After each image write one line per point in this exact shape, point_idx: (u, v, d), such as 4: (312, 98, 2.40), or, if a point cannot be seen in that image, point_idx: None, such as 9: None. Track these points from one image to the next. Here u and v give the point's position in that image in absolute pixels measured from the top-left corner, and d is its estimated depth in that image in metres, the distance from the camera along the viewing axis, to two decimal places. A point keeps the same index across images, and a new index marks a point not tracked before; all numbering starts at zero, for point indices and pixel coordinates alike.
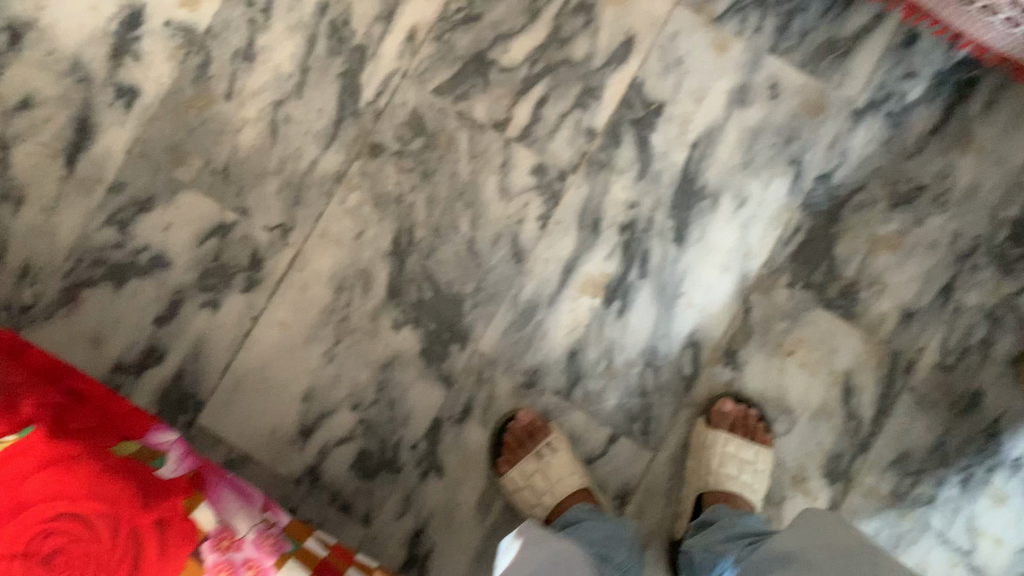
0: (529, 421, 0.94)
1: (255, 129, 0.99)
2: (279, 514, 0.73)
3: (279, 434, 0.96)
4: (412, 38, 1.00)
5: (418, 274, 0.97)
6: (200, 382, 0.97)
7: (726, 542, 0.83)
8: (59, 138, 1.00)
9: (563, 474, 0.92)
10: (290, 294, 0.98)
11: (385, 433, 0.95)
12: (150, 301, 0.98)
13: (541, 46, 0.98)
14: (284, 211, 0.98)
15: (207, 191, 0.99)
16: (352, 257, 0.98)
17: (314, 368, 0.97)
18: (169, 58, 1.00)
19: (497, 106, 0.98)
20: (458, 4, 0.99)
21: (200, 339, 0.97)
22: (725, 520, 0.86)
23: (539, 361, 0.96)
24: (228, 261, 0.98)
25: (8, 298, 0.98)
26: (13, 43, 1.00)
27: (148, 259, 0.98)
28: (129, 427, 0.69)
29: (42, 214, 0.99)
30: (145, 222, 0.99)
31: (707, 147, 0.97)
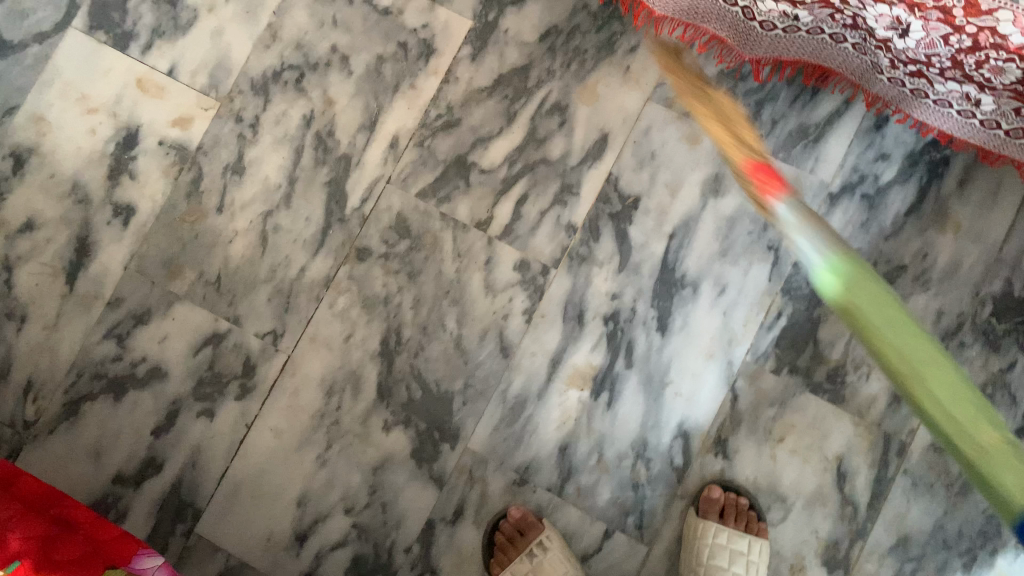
0: (520, 517, 0.94)
1: (245, 240, 1.03)
2: None
3: (275, 541, 0.97)
4: (395, 144, 1.03)
5: (407, 373, 0.99)
6: (196, 491, 0.98)
7: None
8: (59, 257, 1.04)
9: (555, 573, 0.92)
10: (283, 400, 0.99)
11: (379, 536, 0.96)
12: (148, 412, 1.00)
13: (518, 147, 1.01)
14: (275, 318, 1.01)
15: (201, 301, 1.02)
16: (342, 360, 1.00)
17: (307, 473, 0.98)
18: (163, 175, 1.05)
19: (479, 206, 1.01)
20: (437, 109, 1.03)
21: (197, 448, 0.99)
22: None
23: (530, 457, 0.96)
24: (222, 369, 1.00)
25: (13, 414, 1.01)
26: (17, 169, 1.05)
27: (145, 371, 1.01)
28: (114, 554, 0.72)
29: (44, 331, 1.03)
30: (142, 334, 1.02)
31: (685, 237, 0.98)
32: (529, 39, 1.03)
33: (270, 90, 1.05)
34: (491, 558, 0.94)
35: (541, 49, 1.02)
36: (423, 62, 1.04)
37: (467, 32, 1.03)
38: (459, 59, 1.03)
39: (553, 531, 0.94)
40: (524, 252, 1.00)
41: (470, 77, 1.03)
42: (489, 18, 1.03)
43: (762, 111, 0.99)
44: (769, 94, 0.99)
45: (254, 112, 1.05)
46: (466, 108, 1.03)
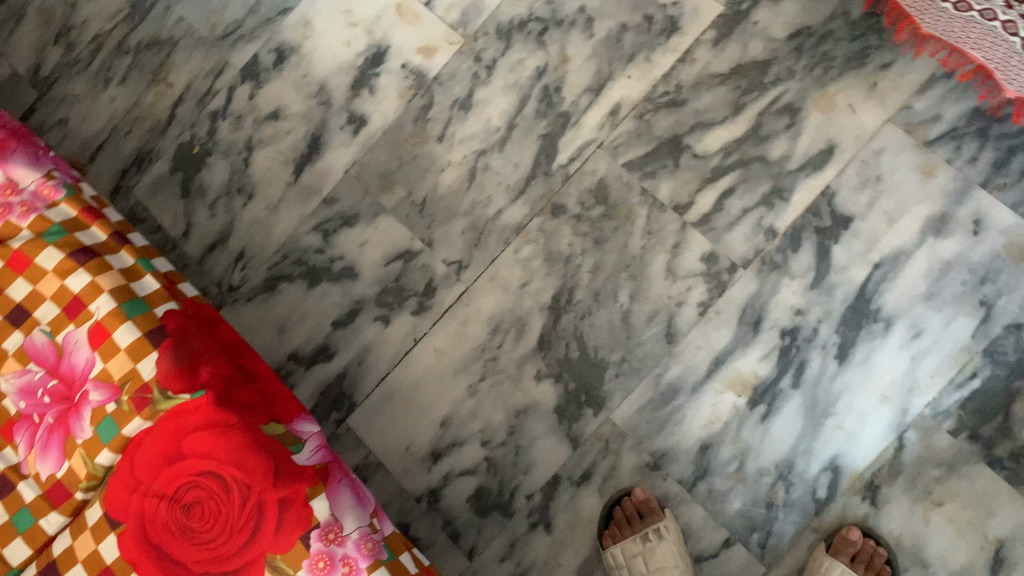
0: (643, 500, 0.94)
1: (456, 171, 1.08)
2: (385, 522, 0.75)
3: (412, 452, 1.03)
4: (615, 111, 1.05)
5: (571, 332, 1.01)
6: (356, 386, 1.06)
7: None
8: (293, 148, 1.15)
9: (663, 564, 0.92)
10: (452, 325, 1.05)
11: (505, 476, 0.99)
12: (334, 304, 1.09)
13: (737, 140, 1.00)
14: (464, 249, 1.06)
15: (403, 218, 1.09)
16: (514, 303, 1.03)
17: (456, 399, 1.03)
18: (399, 95, 1.12)
19: (681, 189, 1.01)
20: (665, 87, 1.03)
21: (366, 348, 1.07)
22: None
23: (669, 446, 0.96)
24: (407, 283, 1.07)
25: (222, 276, 1.13)
26: (278, 64, 1.17)
27: (340, 267, 1.09)
28: (281, 409, 0.77)
29: (265, 211, 1.14)
30: (346, 235, 1.10)
31: (890, 271, 0.93)
32: (777, 36, 1.01)
33: (513, 37, 1.09)
34: (605, 529, 0.95)
35: (787, 48, 1.01)
36: (663, 38, 1.04)
37: (715, 18, 1.03)
38: (701, 42, 1.03)
39: (672, 523, 0.93)
40: (717, 247, 0.98)
41: (707, 62, 1.03)
42: (741, 7, 1.03)
43: (1012, 160, 0.93)
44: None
45: (493, 54, 1.10)
46: (694, 92, 1.02)
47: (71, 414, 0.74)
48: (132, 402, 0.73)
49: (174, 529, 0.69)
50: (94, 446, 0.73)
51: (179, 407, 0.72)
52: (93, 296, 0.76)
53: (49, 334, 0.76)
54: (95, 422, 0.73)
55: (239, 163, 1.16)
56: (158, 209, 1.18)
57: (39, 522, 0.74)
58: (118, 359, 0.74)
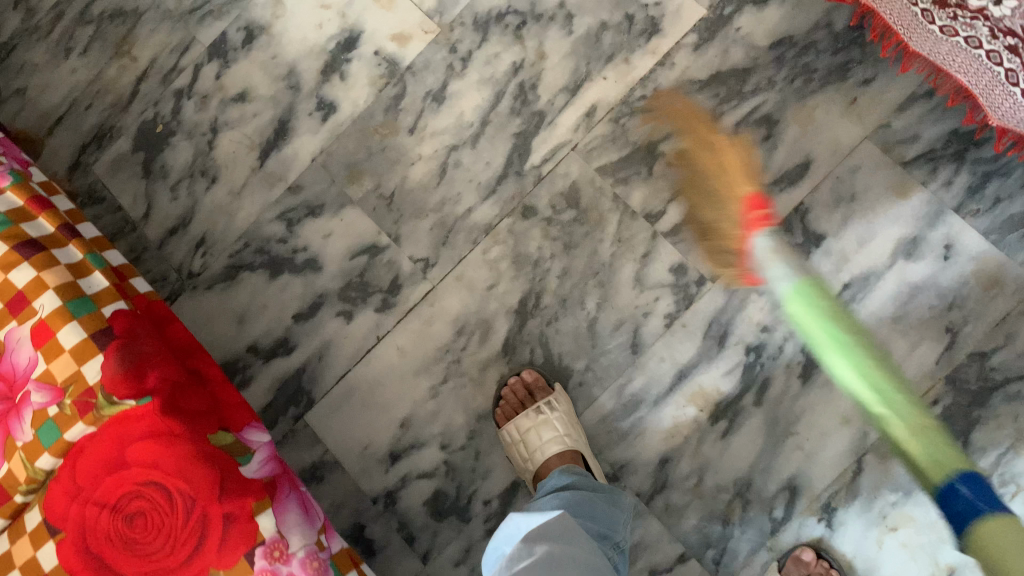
0: (532, 380, 0.97)
1: (426, 166, 1.05)
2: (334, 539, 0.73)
3: (370, 451, 1.01)
4: (591, 113, 1.02)
5: (536, 337, 0.99)
6: (316, 382, 1.04)
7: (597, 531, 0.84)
8: (259, 133, 1.11)
9: (555, 435, 0.94)
10: (415, 324, 1.03)
11: (464, 480, 0.99)
12: (295, 297, 1.06)
13: (713, 149, 0.98)
14: (431, 247, 1.04)
15: (370, 212, 1.06)
16: (479, 305, 1.01)
17: (416, 399, 1.01)
18: (370, 84, 1.09)
19: (654, 198, 0.99)
20: (643, 90, 1.01)
21: (327, 344, 1.05)
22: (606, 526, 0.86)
23: (628, 458, 0.95)
24: (371, 279, 1.05)
25: (182, 262, 1.10)
26: (247, 43, 1.13)
27: (303, 259, 1.07)
28: (231, 416, 0.75)
29: (228, 196, 1.10)
30: (310, 226, 1.07)
31: (859, 291, 0.93)
32: (760, 43, 0.99)
33: (490, 29, 1.06)
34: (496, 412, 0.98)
35: (769, 56, 0.99)
36: (644, 40, 1.02)
37: (698, 20, 1.01)
38: (682, 45, 1.01)
39: (561, 396, 0.96)
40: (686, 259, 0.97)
41: (686, 67, 1.00)
42: (725, 12, 1.00)
43: (987, 185, 0.92)
44: (1001, 169, 0.92)
45: (469, 46, 1.07)
46: (672, 97, 1.00)
47: (12, 415, 0.72)
48: (76, 407, 0.70)
49: (117, 539, 0.68)
50: (34, 450, 0.71)
51: (124, 414, 0.70)
52: (38, 292, 0.73)
53: None
54: (36, 426, 0.71)
55: (202, 145, 1.12)
56: (118, 188, 1.14)
57: None
58: (62, 360, 0.71)
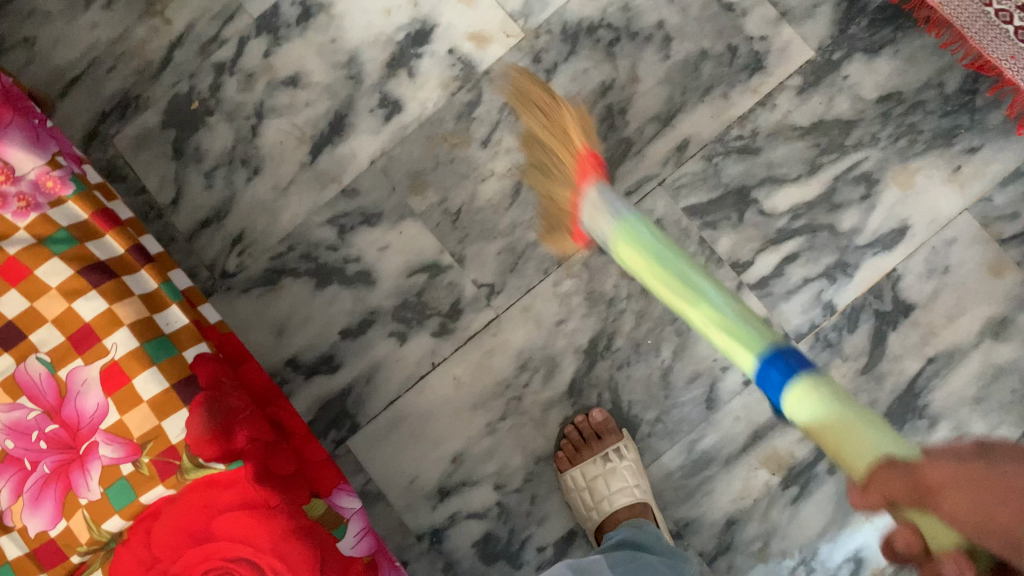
0: (600, 421, 0.93)
1: (499, 185, 0.98)
2: None
3: (417, 486, 0.95)
4: (683, 147, 0.96)
5: (604, 381, 0.95)
6: (362, 406, 0.97)
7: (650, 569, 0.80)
8: (312, 125, 1.01)
9: (626, 486, 0.91)
10: (474, 355, 0.96)
11: (517, 524, 0.95)
12: (344, 312, 0.98)
13: (809, 202, 0.94)
14: (498, 273, 0.97)
15: (433, 227, 0.98)
16: (546, 341, 0.96)
17: (471, 435, 0.95)
18: (441, 86, 1.00)
19: (742, 246, 0.94)
20: (740, 130, 0.96)
21: (376, 366, 0.97)
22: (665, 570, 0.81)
23: (694, 516, 0.93)
24: (429, 301, 0.97)
25: (214, 259, 1.00)
26: (302, 21, 1.02)
27: (355, 271, 0.99)
28: (320, 479, 0.69)
29: (273, 192, 1.01)
30: (364, 236, 0.99)
31: (943, 367, 0.91)
32: (866, 96, 0.95)
33: (580, 41, 0.98)
34: (559, 453, 0.93)
35: (875, 111, 0.94)
36: (745, 75, 0.96)
37: (804, 62, 0.95)
38: (785, 87, 0.96)
39: (630, 443, 0.93)
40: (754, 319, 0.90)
41: (788, 110, 0.95)
42: (834, 57, 0.95)
43: None
44: None
45: (555, 57, 0.99)
46: (770, 141, 0.95)
47: (74, 468, 0.63)
48: (155, 467, 0.62)
49: None
50: (102, 511, 0.62)
51: (210, 478, 0.63)
52: (109, 329, 0.64)
53: (49, 365, 0.64)
54: (105, 484, 0.62)
55: (244, 130, 1.01)
56: (143, 168, 1.02)
57: None
58: (139, 413, 0.63)
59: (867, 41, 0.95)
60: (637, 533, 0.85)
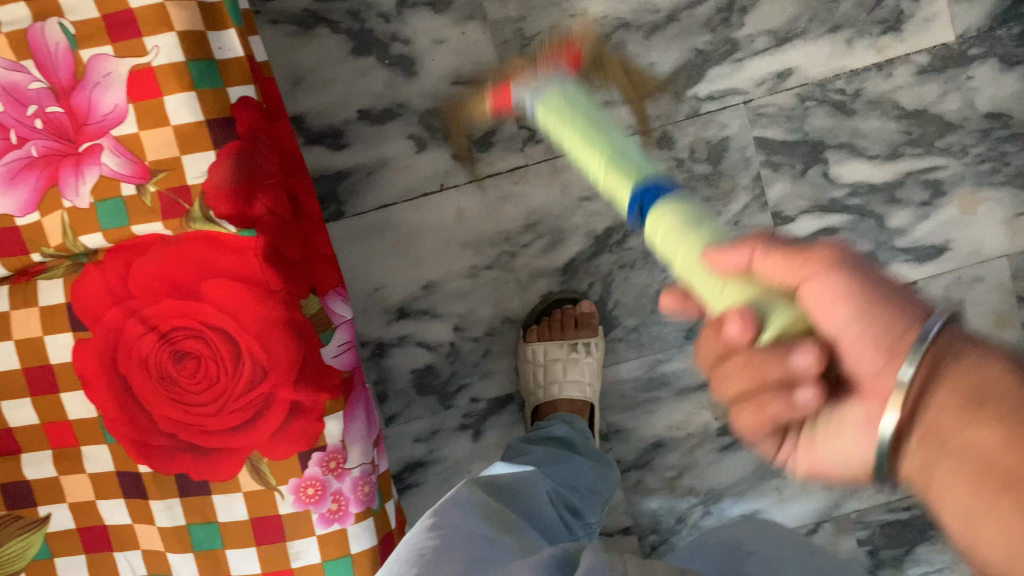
0: (585, 313, 0.91)
1: (587, 30, 0.88)
2: (382, 456, 0.66)
3: (379, 296, 0.92)
4: (784, 76, 0.89)
5: (601, 274, 0.92)
6: (354, 196, 0.90)
7: (576, 484, 0.79)
8: None
9: (579, 380, 0.91)
10: (489, 195, 0.91)
11: (461, 369, 0.93)
12: (372, 92, 0.89)
13: (872, 186, 0.90)
14: (545, 121, 0.90)
15: (499, 44, 0.89)
16: (563, 211, 0.91)
17: (453, 270, 0.91)
18: None
19: (791, 200, 0.91)
20: (846, 84, 0.89)
21: (383, 162, 0.90)
22: (589, 483, 0.80)
23: (627, 426, 0.95)
24: (464, 120, 0.89)
25: None
26: None
27: (399, 53, 0.88)
28: (322, 274, 0.63)
29: None
30: (423, 19, 0.88)
31: None
32: (978, 106, 0.89)
33: None
34: (533, 325, 0.92)
35: (977, 124, 0.90)
36: (878, 30, 0.88)
37: (940, 44, 0.88)
38: (911, 61, 0.89)
39: (600, 342, 0.92)
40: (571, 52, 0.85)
41: (900, 86, 0.89)
42: (969, 52, 0.88)
43: None
44: None
45: None
46: (867, 108, 0.89)
47: (66, 164, 0.55)
48: (159, 202, 0.55)
49: (152, 368, 0.57)
50: (85, 222, 0.56)
51: (214, 235, 0.56)
52: (156, 29, 0.54)
53: (70, 38, 0.54)
54: (99, 196, 0.55)
55: None
56: None
57: None
58: (161, 136, 0.55)
59: (1007, 51, 0.89)
60: (570, 431, 0.85)
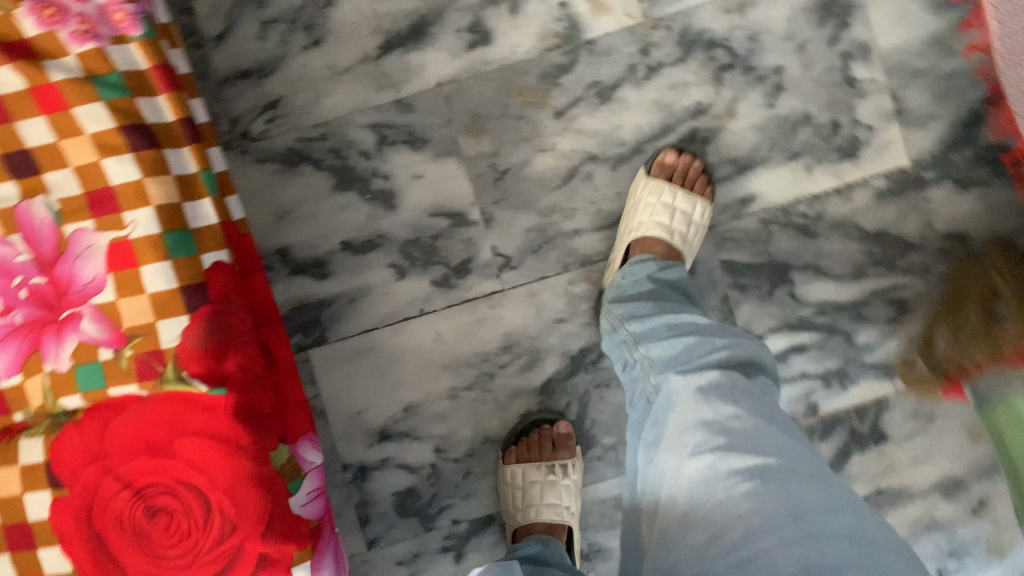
0: (561, 434, 0.93)
1: (557, 162, 0.93)
2: None
3: (360, 420, 0.94)
4: (747, 201, 0.93)
5: (578, 394, 0.94)
6: (336, 322, 0.94)
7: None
8: (392, 21, 0.91)
9: (557, 503, 0.92)
10: (466, 319, 0.93)
11: (442, 490, 0.94)
12: (352, 224, 0.93)
13: (839, 304, 0.93)
14: (519, 248, 0.93)
15: (474, 176, 0.93)
16: (539, 334, 0.93)
17: (432, 393, 0.93)
18: (539, 36, 0.92)
19: (760, 319, 0.93)
20: (807, 208, 0.92)
21: (364, 290, 0.93)
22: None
23: (608, 545, 0.96)
24: (441, 248, 0.93)
25: (240, 116, 0.92)
26: None
27: (378, 188, 0.92)
28: (291, 422, 0.66)
29: (327, 72, 0.92)
30: (401, 156, 0.92)
31: (888, 502, 0.94)
32: (936, 226, 0.92)
33: (694, 52, 0.92)
34: (512, 447, 0.93)
35: (936, 244, 0.92)
36: (836, 157, 0.92)
37: (894, 169, 0.92)
38: (868, 185, 0.92)
39: (578, 463, 0.93)
40: None
41: (859, 208, 0.92)
42: (924, 175, 0.92)
43: None
44: None
45: (663, 57, 0.92)
46: (830, 230, 0.93)
47: (48, 330, 0.58)
48: (135, 365, 0.58)
49: (124, 525, 0.58)
50: (63, 385, 0.59)
51: (188, 395, 0.59)
52: (135, 204, 0.58)
53: (55, 214, 0.58)
54: (78, 360, 0.58)
55: None
56: None
57: None
58: (137, 303, 0.58)
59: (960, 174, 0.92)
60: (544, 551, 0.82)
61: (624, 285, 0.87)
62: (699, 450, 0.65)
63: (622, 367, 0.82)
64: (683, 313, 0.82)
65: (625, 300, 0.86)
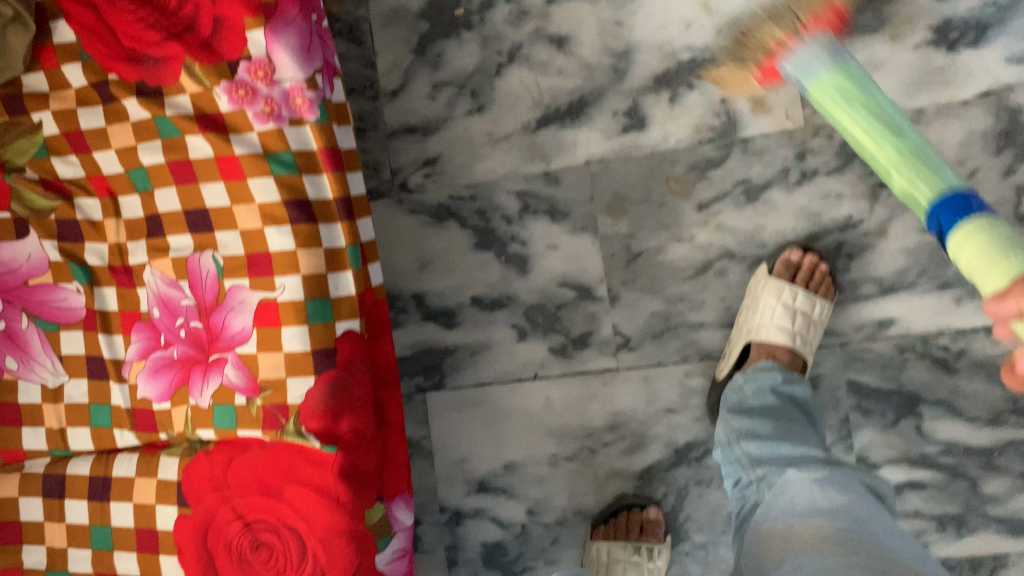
0: (651, 519, 0.94)
1: (692, 254, 0.93)
2: None
3: (463, 468, 0.98)
4: (884, 324, 0.89)
5: (676, 485, 0.95)
6: (456, 372, 0.98)
7: None
8: (553, 96, 0.95)
9: None
10: (578, 392, 0.96)
11: (528, 550, 0.98)
12: (485, 283, 0.97)
13: (967, 447, 0.88)
14: (640, 331, 0.94)
15: (607, 255, 0.95)
16: (646, 419, 0.94)
17: (534, 456, 0.97)
18: (694, 127, 0.91)
19: (878, 447, 0.90)
20: (949, 341, 0.88)
21: (486, 346, 0.98)
22: None
23: None
24: (565, 319, 0.96)
25: (401, 167, 0.99)
26: None
27: (515, 252, 0.96)
28: (391, 482, 0.70)
29: (485, 138, 0.97)
30: (541, 226, 0.96)
31: None
32: None
33: (852, 164, 0.88)
34: (600, 524, 0.95)
35: None
36: None
37: None
38: None
39: (665, 550, 0.93)
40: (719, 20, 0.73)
41: (1008, 351, 0.87)
42: None
43: None
44: None
45: (820, 165, 0.89)
46: (970, 369, 0.88)
47: (197, 369, 0.67)
48: (263, 414, 0.65)
49: (233, 551, 0.65)
50: (202, 418, 0.67)
51: (303, 447, 0.65)
52: (285, 270, 0.64)
53: (219, 269, 0.66)
54: (217, 400, 0.66)
55: (490, 62, 0.96)
56: (381, 43, 0.98)
57: (112, 431, 0.70)
58: (274, 359, 0.64)
59: None
60: None
61: (745, 393, 0.85)
62: (807, 512, 0.68)
63: (733, 483, 0.82)
64: (806, 444, 0.80)
65: (745, 414, 0.83)
